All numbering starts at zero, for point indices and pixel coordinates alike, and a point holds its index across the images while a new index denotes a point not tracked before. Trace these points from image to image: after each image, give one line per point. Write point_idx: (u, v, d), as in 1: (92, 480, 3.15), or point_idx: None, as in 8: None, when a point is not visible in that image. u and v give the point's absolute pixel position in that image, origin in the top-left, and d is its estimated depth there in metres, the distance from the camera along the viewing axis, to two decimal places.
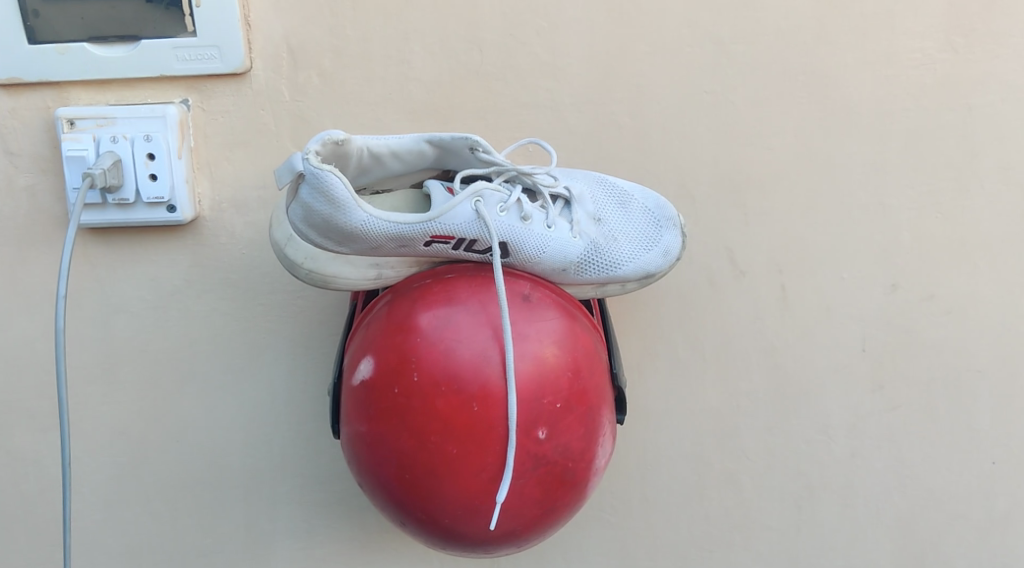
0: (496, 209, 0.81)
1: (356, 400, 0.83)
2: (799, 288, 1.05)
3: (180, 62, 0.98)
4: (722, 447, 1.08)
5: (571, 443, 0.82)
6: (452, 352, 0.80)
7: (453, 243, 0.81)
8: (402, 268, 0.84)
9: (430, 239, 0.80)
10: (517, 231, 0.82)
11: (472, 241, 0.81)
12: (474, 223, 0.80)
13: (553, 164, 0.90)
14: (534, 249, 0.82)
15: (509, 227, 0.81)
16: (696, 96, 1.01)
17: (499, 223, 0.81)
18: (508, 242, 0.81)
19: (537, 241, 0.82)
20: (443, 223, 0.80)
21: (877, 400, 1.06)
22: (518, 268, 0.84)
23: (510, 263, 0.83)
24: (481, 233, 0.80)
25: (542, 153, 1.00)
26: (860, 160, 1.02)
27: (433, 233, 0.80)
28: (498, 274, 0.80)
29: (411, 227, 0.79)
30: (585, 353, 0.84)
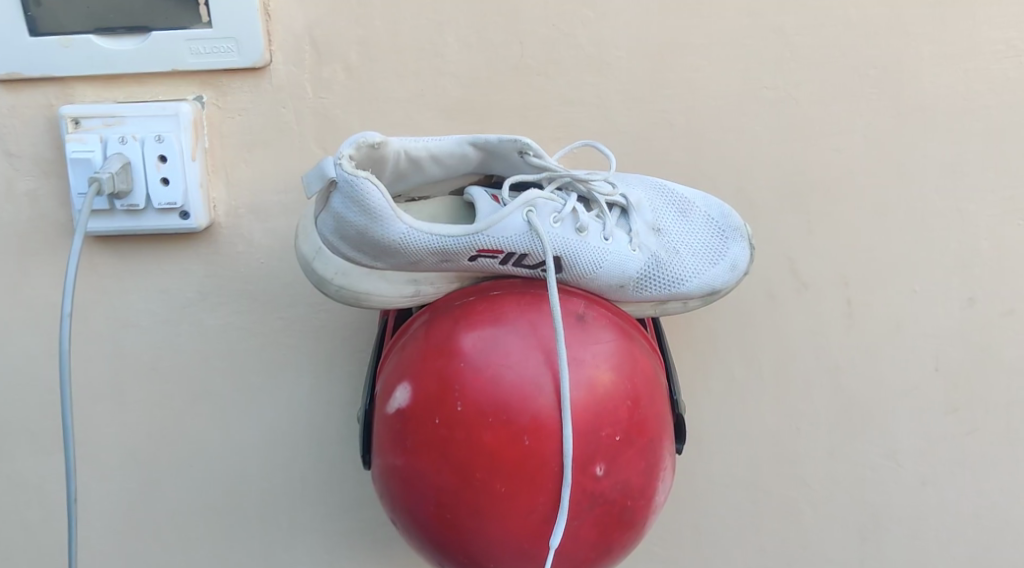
0: (549, 219, 0.73)
1: (390, 430, 0.75)
2: (866, 301, 0.96)
3: (194, 56, 0.90)
4: (779, 474, 1.00)
5: (630, 479, 0.74)
6: (500, 380, 0.72)
7: (500, 257, 0.72)
8: (442, 284, 0.76)
9: (476, 252, 0.71)
10: (572, 244, 0.73)
11: (523, 255, 0.72)
12: (526, 235, 0.72)
13: (613, 169, 0.82)
14: (590, 264, 0.73)
15: (564, 240, 0.73)
16: (756, 92, 0.93)
17: (553, 235, 0.72)
18: (562, 257, 0.73)
19: (594, 255, 0.73)
20: (491, 235, 0.71)
21: (951, 423, 0.98)
22: (570, 284, 0.76)
23: (563, 279, 0.74)
24: (533, 247, 0.72)
25: (594, 152, 0.91)
26: (937, 162, 0.93)
27: (479, 248, 0.71)
28: (552, 293, 0.71)
29: (456, 240, 0.70)
30: (645, 378, 0.75)
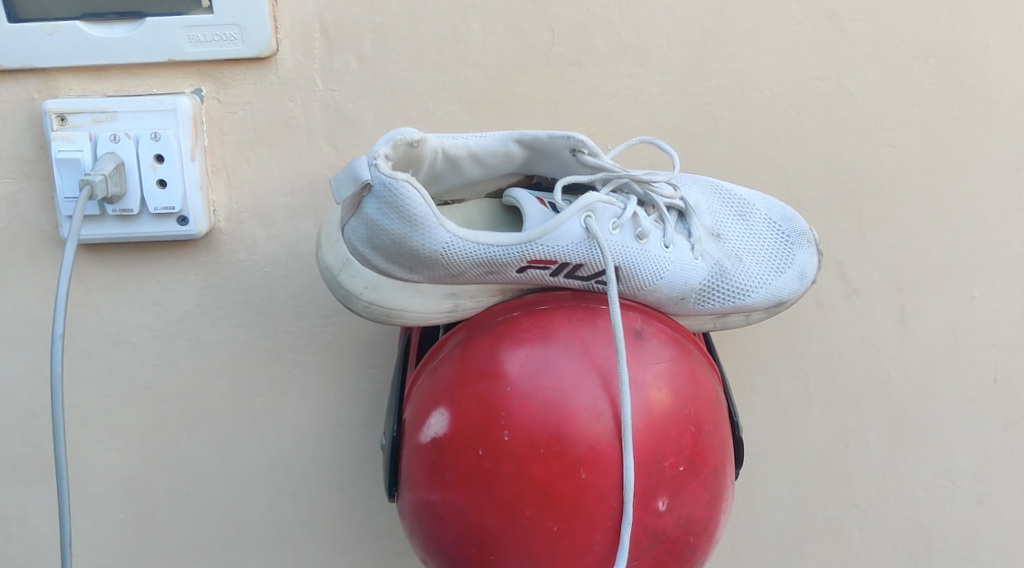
0: (607, 226, 0.66)
1: (424, 462, 0.67)
2: (922, 307, 0.89)
3: (193, 44, 0.81)
4: (827, 495, 0.93)
5: (694, 514, 0.67)
6: (553, 405, 0.64)
7: (552, 268, 0.66)
8: (482, 298, 0.68)
9: (526, 263, 0.65)
10: (632, 253, 0.66)
11: (578, 265, 0.66)
12: (582, 244, 0.65)
13: (675, 168, 0.75)
14: (650, 275, 0.67)
15: (623, 248, 0.66)
16: (807, 83, 0.86)
17: (612, 243, 0.66)
18: (622, 267, 0.66)
19: (656, 265, 0.67)
20: (543, 244, 0.64)
21: (1010, 438, 0.92)
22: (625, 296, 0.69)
23: (620, 293, 0.67)
24: (590, 256, 0.65)
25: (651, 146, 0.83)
26: (1000, 158, 0.87)
27: (530, 258, 0.65)
28: (614, 307, 0.64)
29: (504, 250, 0.64)
30: (708, 401, 0.68)
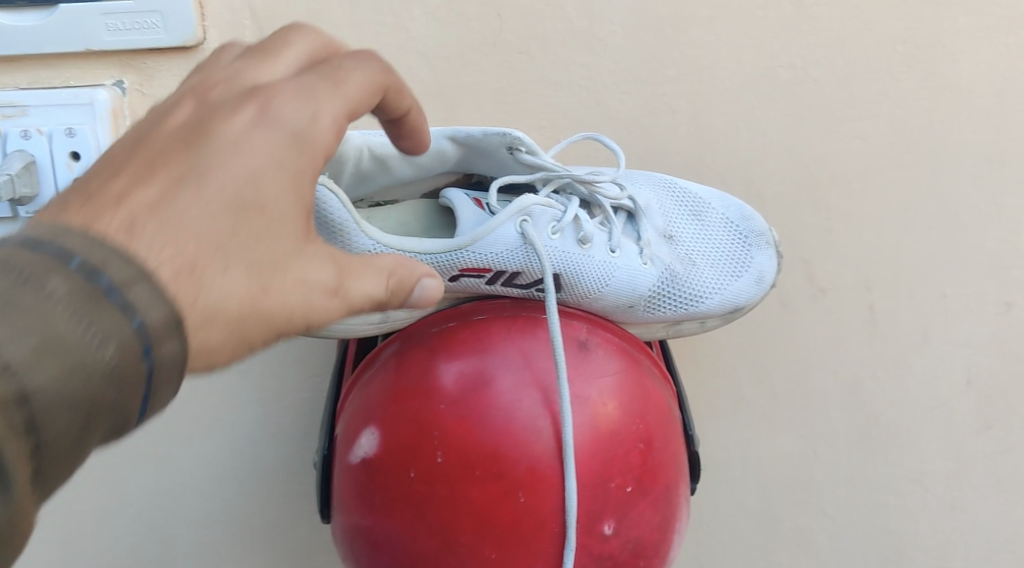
0: (545, 231, 0.62)
1: (355, 484, 0.62)
2: (892, 307, 0.84)
3: (112, 32, 0.76)
4: (793, 503, 0.88)
5: (644, 536, 0.62)
6: (490, 424, 0.59)
7: (487, 276, 0.62)
8: (416, 308, 0.64)
9: (458, 271, 0.61)
10: (574, 259, 0.62)
11: (515, 273, 0.62)
12: (519, 250, 0.61)
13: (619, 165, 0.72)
14: (594, 283, 0.63)
15: (564, 253, 0.62)
16: (770, 72, 0.81)
17: (551, 248, 0.62)
18: (562, 274, 0.62)
19: (600, 271, 0.63)
20: (475, 250, 0.60)
21: (983, 443, 0.86)
22: (570, 305, 0.64)
23: (562, 300, 0.63)
24: (527, 264, 0.61)
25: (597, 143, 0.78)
26: (972, 149, 0.81)
27: (462, 266, 0.61)
28: (552, 317, 0.60)
29: (433, 258, 0.60)
30: (658, 415, 0.63)
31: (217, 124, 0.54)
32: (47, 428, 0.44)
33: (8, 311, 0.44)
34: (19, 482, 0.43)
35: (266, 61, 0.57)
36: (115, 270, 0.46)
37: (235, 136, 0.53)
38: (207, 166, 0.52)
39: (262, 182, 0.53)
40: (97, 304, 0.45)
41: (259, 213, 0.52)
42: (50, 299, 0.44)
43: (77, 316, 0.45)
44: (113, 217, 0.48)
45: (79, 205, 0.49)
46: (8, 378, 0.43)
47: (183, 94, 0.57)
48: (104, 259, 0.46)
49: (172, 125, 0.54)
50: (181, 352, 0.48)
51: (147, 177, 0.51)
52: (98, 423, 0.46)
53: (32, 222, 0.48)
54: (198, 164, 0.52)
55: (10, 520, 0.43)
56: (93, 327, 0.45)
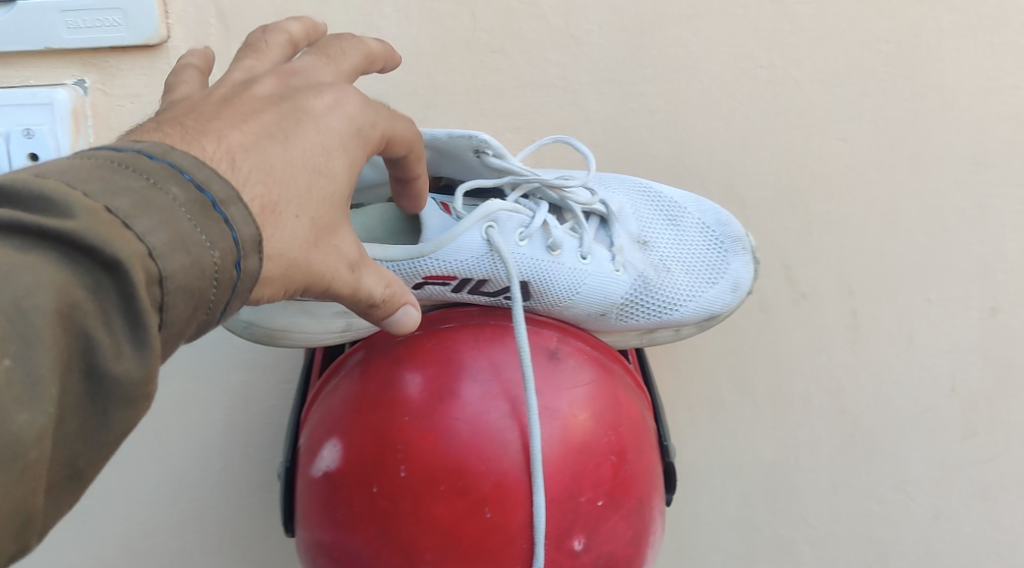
0: (512, 238, 0.61)
1: (318, 499, 0.60)
2: (875, 312, 0.82)
3: (72, 30, 0.74)
4: (775, 511, 0.86)
5: (616, 551, 0.60)
6: (456, 438, 0.57)
7: (452, 284, 0.61)
8: None
9: (422, 279, 0.61)
10: (543, 266, 0.61)
11: (481, 280, 0.61)
12: (485, 257, 0.61)
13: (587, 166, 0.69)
14: (563, 292, 0.62)
15: (532, 260, 0.61)
16: (750, 71, 0.79)
17: (519, 255, 0.61)
18: (530, 282, 0.61)
19: (569, 279, 0.61)
20: (439, 258, 0.60)
21: (967, 450, 0.84)
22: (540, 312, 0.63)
23: (530, 309, 0.63)
24: (493, 271, 0.60)
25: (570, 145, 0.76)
26: (956, 150, 0.80)
27: (427, 273, 0.61)
28: (519, 326, 0.58)
29: (397, 265, 0.60)
30: (632, 426, 0.61)
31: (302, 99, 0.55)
32: (169, 315, 0.47)
33: (141, 210, 0.46)
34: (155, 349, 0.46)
35: (329, 64, 0.58)
36: (217, 187, 0.49)
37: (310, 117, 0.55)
38: (291, 135, 0.54)
39: (331, 159, 0.55)
40: (211, 214, 0.48)
41: (325, 187, 0.54)
42: (174, 203, 0.47)
43: (193, 221, 0.48)
44: (215, 148, 0.51)
45: (179, 135, 0.51)
46: (148, 264, 0.46)
47: (244, 71, 0.57)
48: (205, 176, 0.49)
49: (256, 93, 0.55)
50: (260, 273, 0.51)
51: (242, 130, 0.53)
52: (201, 322, 0.49)
53: (137, 138, 0.50)
54: (279, 130, 0.53)
55: (133, 396, 0.46)
56: (204, 235, 0.48)
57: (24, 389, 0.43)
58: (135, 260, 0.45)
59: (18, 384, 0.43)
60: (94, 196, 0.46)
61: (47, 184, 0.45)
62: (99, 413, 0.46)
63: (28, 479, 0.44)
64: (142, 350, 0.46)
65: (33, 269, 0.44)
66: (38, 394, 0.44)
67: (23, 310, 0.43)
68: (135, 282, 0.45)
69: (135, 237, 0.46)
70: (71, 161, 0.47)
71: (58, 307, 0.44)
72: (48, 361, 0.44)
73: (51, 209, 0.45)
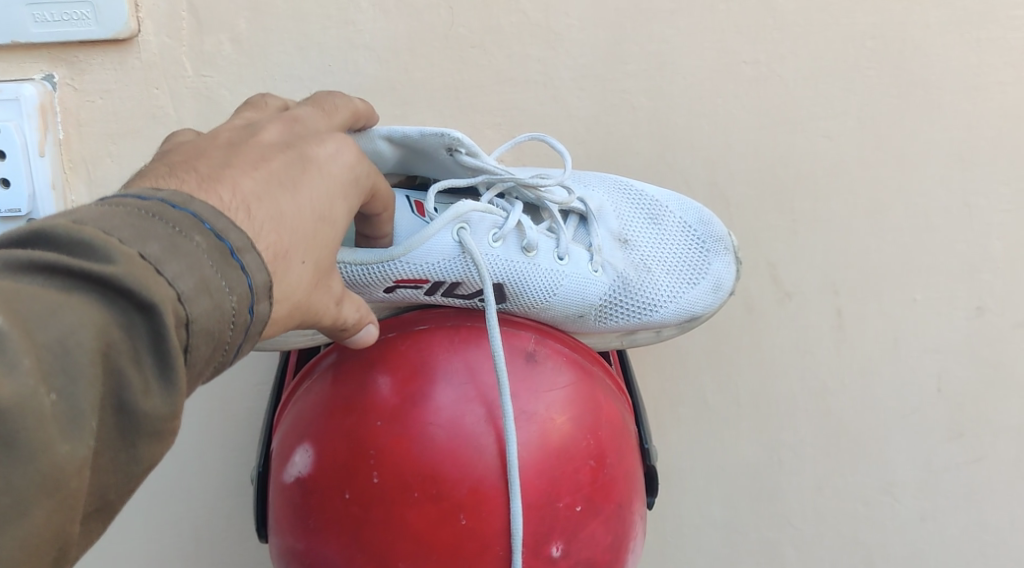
0: (486, 240, 0.60)
1: (289, 505, 0.59)
2: (860, 312, 0.81)
3: (39, 24, 0.72)
4: (760, 513, 0.85)
5: (595, 557, 0.59)
6: (430, 443, 0.56)
7: (425, 287, 0.60)
8: None
9: (393, 283, 0.59)
10: (518, 268, 0.60)
11: (455, 283, 0.60)
12: (457, 260, 0.59)
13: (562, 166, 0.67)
14: (540, 292, 0.61)
15: (507, 262, 0.60)
16: (734, 68, 0.78)
17: (492, 257, 0.60)
18: (505, 283, 0.60)
19: (546, 279, 0.61)
20: (410, 261, 0.58)
21: (953, 451, 0.83)
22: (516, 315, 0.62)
23: (506, 312, 0.62)
24: (465, 273, 0.59)
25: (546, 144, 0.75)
26: (941, 148, 0.78)
27: (397, 277, 0.59)
28: (493, 328, 0.56)
29: (366, 270, 0.58)
30: (611, 430, 0.60)
31: (307, 147, 0.53)
32: (192, 358, 0.46)
33: (170, 256, 0.46)
34: (180, 391, 0.45)
35: (326, 117, 0.57)
36: (235, 233, 0.48)
37: (315, 166, 0.53)
38: (298, 181, 0.52)
39: (335, 207, 0.53)
40: (231, 260, 0.47)
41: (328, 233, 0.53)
42: (198, 250, 0.46)
43: (216, 267, 0.47)
44: (231, 197, 0.49)
45: (195, 180, 0.49)
46: (176, 309, 0.45)
47: (244, 121, 0.56)
48: (224, 225, 0.48)
49: (262, 139, 0.53)
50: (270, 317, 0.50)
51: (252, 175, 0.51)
52: (219, 364, 0.48)
53: (154, 185, 0.48)
54: (286, 177, 0.52)
55: (160, 432, 0.46)
56: (225, 281, 0.47)
57: (64, 423, 0.43)
58: (167, 304, 0.45)
59: (58, 421, 0.43)
60: (128, 241, 0.45)
61: (84, 230, 0.45)
62: (129, 447, 0.45)
63: (61, 513, 0.44)
64: (168, 392, 0.45)
65: (71, 310, 0.43)
66: (75, 432, 0.43)
67: (63, 351, 0.43)
68: (165, 326, 0.45)
69: (164, 280, 0.45)
70: (101, 208, 0.46)
71: (93, 349, 0.43)
72: (84, 403, 0.43)
73: (86, 253, 0.44)
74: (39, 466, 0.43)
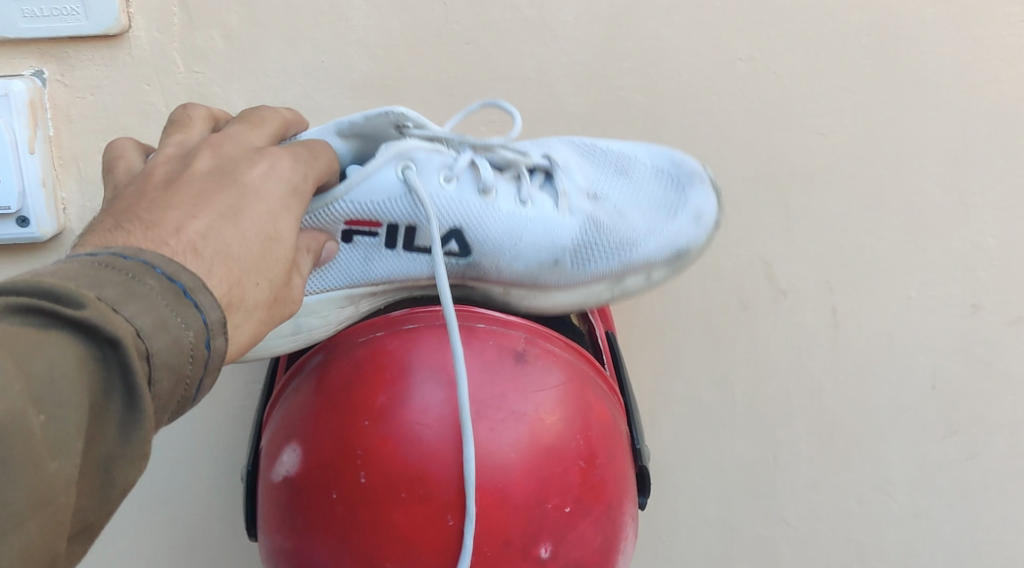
0: (437, 182, 0.63)
1: (277, 505, 0.59)
2: (855, 310, 0.81)
3: (28, 20, 0.72)
4: (754, 511, 0.85)
5: (583, 557, 0.59)
6: (417, 444, 0.56)
7: (381, 233, 0.63)
8: (327, 312, 0.63)
9: (347, 225, 0.62)
10: (470, 208, 0.63)
11: (409, 229, 0.63)
12: (405, 202, 0.62)
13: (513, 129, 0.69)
14: (501, 232, 0.63)
15: (458, 203, 0.63)
16: (728, 64, 0.77)
17: (442, 197, 0.63)
18: (457, 223, 0.63)
19: (500, 219, 0.63)
20: (359, 204, 0.61)
21: (948, 449, 0.83)
22: (488, 264, 0.64)
23: (473, 259, 0.64)
24: (413, 213, 0.62)
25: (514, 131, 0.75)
26: (937, 146, 0.78)
27: (349, 220, 0.62)
28: (452, 332, 0.56)
29: (320, 220, 0.61)
30: (601, 430, 0.60)
31: (238, 171, 0.55)
32: (156, 391, 0.47)
33: (125, 298, 0.47)
34: (148, 421, 0.47)
35: (255, 129, 0.59)
36: (186, 275, 0.49)
37: (251, 185, 0.55)
38: (237, 204, 0.53)
39: (279, 221, 0.55)
40: (185, 299, 0.48)
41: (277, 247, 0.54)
42: (152, 292, 0.48)
43: (171, 306, 0.48)
44: (175, 241, 0.50)
45: (140, 231, 0.50)
46: (137, 346, 0.46)
47: (175, 150, 0.57)
48: (175, 268, 0.49)
49: (195, 170, 0.55)
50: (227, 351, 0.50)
51: (193, 212, 0.52)
52: (183, 398, 0.49)
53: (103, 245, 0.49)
54: (227, 206, 0.53)
55: (134, 457, 0.47)
56: (182, 318, 0.48)
57: (43, 450, 0.44)
58: (129, 340, 0.46)
59: (36, 450, 0.44)
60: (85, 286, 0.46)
61: (43, 281, 0.46)
62: (105, 473, 0.47)
63: (44, 547, 0.45)
64: (136, 425, 0.46)
65: (33, 353, 0.44)
66: (63, 450, 0.45)
67: (34, 388, 0.44)
68: (127, 361, 0.46)
69: (122, 322, 0.46)
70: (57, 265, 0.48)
71: (58, 390, 0.45)
72: (57, 434, 0.45)
73: (48, 298, 0.46)
74: (14, 502, 0.44)
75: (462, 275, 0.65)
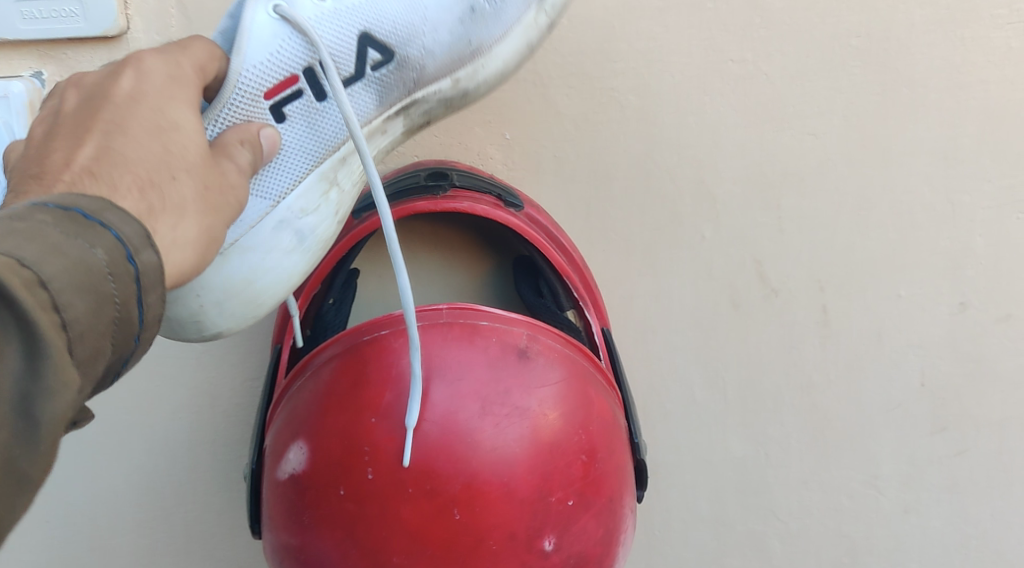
0: (312, 4, 0.61)
1: (283, 502, 0.59)
2: (845, 308, 0.82)
3: (27, 21, 0.72)
4: (747, 506, 0.86)
5: (586, 550, 0.59)
6: (422, 439, 0.57)
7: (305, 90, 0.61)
8: (316, 200, 0.63)
9: (269, 98, 0.60)
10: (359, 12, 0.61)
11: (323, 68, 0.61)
12: (299, 42, 0.60)
13: None
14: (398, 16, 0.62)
15: (346, 14, 0.61)
16: (721, 66, 0.78)
17: (323, 19, 0.61)
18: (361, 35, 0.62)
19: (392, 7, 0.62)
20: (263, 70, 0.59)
21: (937, 444, 0.84)
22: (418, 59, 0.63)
23: (403, 59, 0.63)
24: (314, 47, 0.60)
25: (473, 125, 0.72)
26: (926, 147, 0.79)
27: (268, 94, 0.60)
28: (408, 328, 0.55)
29: (243, 108, 0.59)
30: (602, 424, 0.61)
31: (104, 90, 0.53)
32: (68, 316, 0.45)
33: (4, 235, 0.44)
34: (59, 347, 0.44)
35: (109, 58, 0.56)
36: (81, 200, 0.47)
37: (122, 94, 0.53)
38: (115, 115, 0.52)
39: (167, 113, 0.53)
40: (82, 220, 0.46)
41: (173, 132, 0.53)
42: (36, 221, 0.45)
43: (67, 230, 0.46)
44: (66, 175, 0.49)
45: (34, 186, 0.49)
46: (26, 275, 0.44)
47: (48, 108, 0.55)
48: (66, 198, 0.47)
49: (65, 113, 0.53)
50: (155, 256, 0.48)
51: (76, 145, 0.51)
52: (110, 318, 0.46)
53: None
54: (104, 123, 0.51)
55: (53, 388, 0.44)
56: (83, 239, 0.46)
57: None
58: (17, 270, 0.44)
59: None
60: None
61: None
62: (28, 412, 0.44)
63: None
64: (47, 356, 0.44)
65: None
66: None
67: None
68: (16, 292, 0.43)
69: (5, 252, 0.44)
70: None
71: None
72: None
73: None
74: None
75: (401, 82, 0.64)
